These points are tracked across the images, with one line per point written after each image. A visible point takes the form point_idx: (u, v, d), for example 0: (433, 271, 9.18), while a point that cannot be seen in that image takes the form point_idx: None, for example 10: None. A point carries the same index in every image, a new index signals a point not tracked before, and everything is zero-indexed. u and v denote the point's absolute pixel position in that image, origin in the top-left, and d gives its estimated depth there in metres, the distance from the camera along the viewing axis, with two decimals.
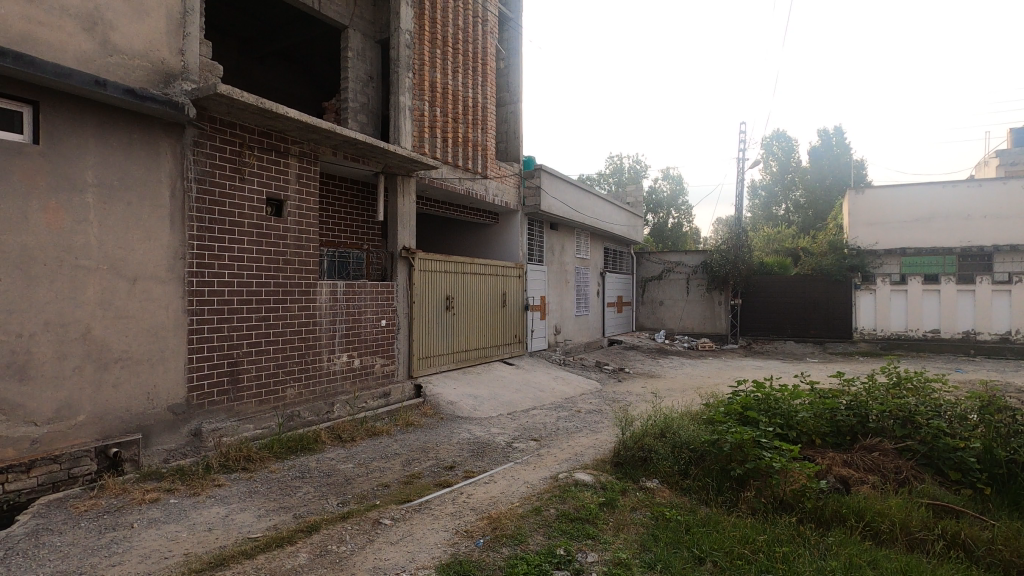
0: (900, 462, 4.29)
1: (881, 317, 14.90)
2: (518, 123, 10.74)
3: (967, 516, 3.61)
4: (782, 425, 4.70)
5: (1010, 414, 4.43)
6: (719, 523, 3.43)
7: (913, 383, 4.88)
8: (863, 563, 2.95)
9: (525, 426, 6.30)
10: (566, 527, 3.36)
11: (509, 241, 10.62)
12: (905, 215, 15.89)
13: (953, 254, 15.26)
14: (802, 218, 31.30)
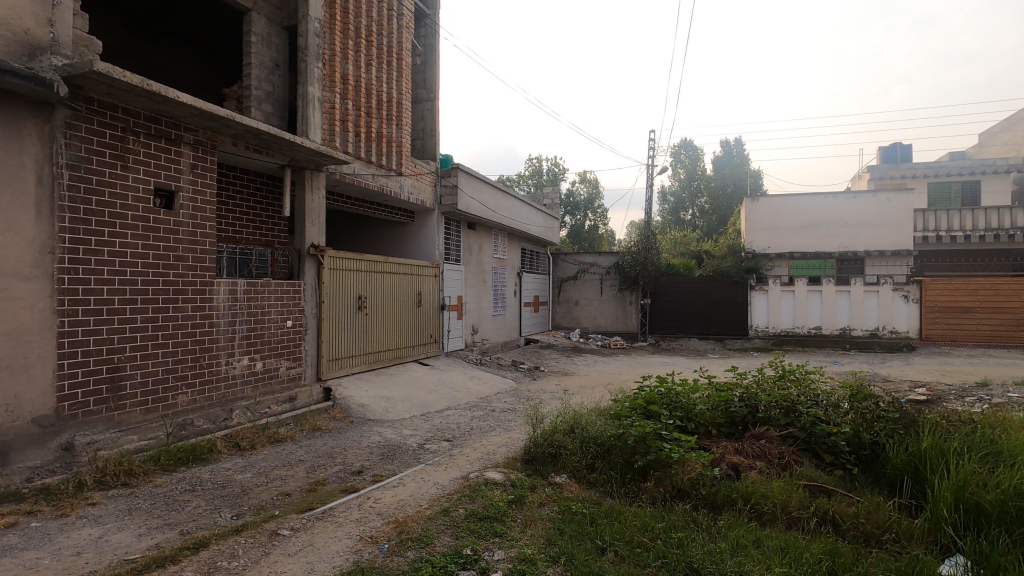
0: (783, 448, 4.67)
1: (774, 316, 16.34)
2: (435, 121, 10.62)
3: (837, 494, 4.00)
4: (682, 417, 5.02)
5: (874, 400, 4.95)
6: (621, 514, 3.57)
7: (796, 375, 5.32)
8: (748, 543, 3.17)
9: (438, 427, 6.23)
10: (474, 527, 3.35)
11: (424, 239, 10.47)
12: (794, 222, 17.31)
13: (833, 258, 16.93)
14: (706, 222, 33.56)
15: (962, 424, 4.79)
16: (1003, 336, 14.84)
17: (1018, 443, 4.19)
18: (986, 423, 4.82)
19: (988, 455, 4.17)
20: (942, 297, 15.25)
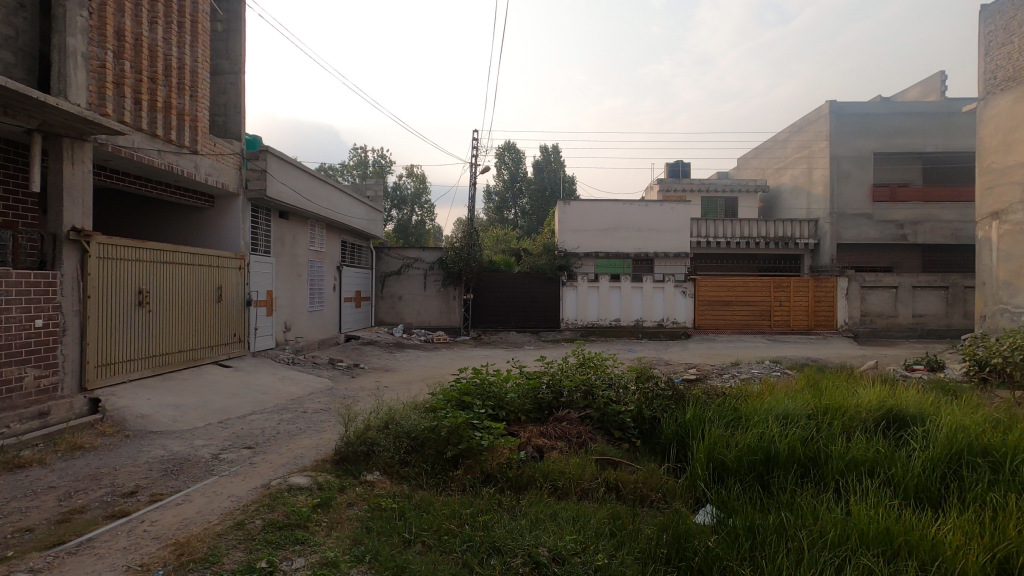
0: (580, 428, 5.17)
1: (582, 309, 18.09)
2: (239, 97, 9.57)
3: (621, 464, 4.54)
4: (494, 406, 5.26)
5: (654, 380, 5.71)
6: (430, 505, 3.61)
7: (594, 361, 5.95)
8: (545, 517, 3.44)
9: (238, 434, 5.66)
10: (272, 537, 3.11)
11: (226, 227, 9.41)
12: (599, 225, 19.28)
13: (629, 258, 19.24)
14: (527, 222, 35.73)
15: (716, 397, 5.78)
16: (751, 325, 18.25)
17: (752, 409, 5.15)
18: (734, 395, 5.89)
19: (732, 420, 5.06)
20: (709, 293, 18.26)
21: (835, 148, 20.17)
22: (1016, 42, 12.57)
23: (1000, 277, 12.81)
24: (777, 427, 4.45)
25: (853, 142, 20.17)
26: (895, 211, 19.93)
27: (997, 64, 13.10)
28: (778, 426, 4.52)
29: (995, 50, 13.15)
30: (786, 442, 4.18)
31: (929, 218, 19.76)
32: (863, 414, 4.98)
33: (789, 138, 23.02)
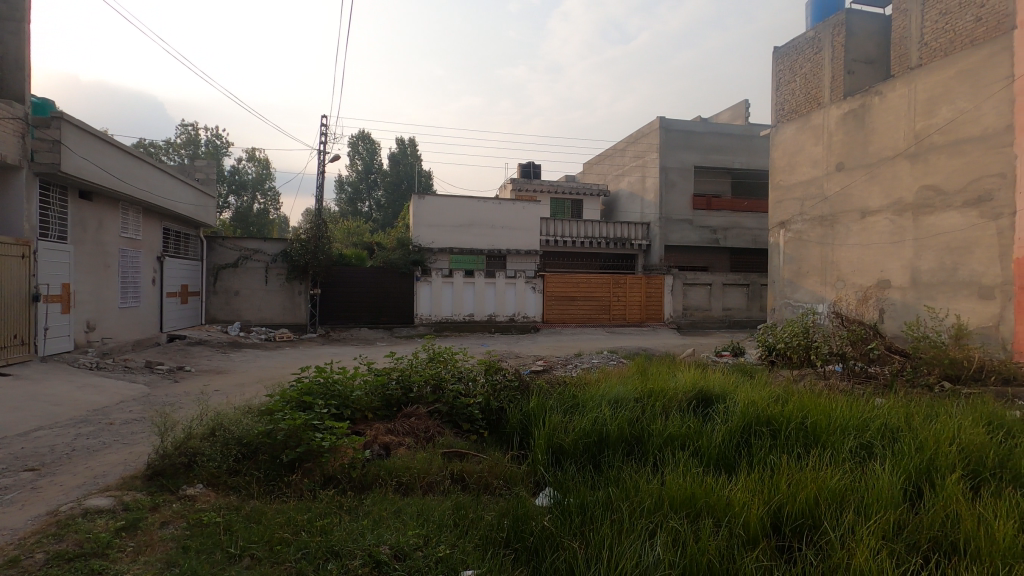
0: (428, 422, 5.15)
1: (436, 305, 18.09)
2: (22, 51, 7.96)
3: (468, 456, 4.61)
4: (338, 404, 5.02)
5: (502, 372, 5.89)
6: (263, 514, 3.35)
7: (443, 356, 5.98)
8: (389, 515, 3.37)
9: (17, 455, 4.72)
10: (57, 572, 2.64)
11: (3, 207, 7.78)
12: (453, 222, 19.40)
13: (483, 255, 19.69)
14: (382, 215, 34.81)
15: (558, 386, 6.15)
16: (593, 318, 19.73)
17: (588, 395, 5.57)
18: (574, 383, 6.30)
19: (571, 406, 5.42)
20: (556, 288, 19.37)
21: (664, 160, 22.51)
22: (798, 81, 15.15)
23: (785, 276, 15.35)
24: (608, 411, 4.87)
25: (678, 155, 22.72)
26: (710, 218, 22.86)
27: (785, 98, 15.68)
28: (609, 410, 4.94)
29: (784, 86, 15.71)
30: (616, 424, 4.59)
31: (736, 225, 23.00)
32: (679, 395, 5.64)
33: (626, 147, 25.22)
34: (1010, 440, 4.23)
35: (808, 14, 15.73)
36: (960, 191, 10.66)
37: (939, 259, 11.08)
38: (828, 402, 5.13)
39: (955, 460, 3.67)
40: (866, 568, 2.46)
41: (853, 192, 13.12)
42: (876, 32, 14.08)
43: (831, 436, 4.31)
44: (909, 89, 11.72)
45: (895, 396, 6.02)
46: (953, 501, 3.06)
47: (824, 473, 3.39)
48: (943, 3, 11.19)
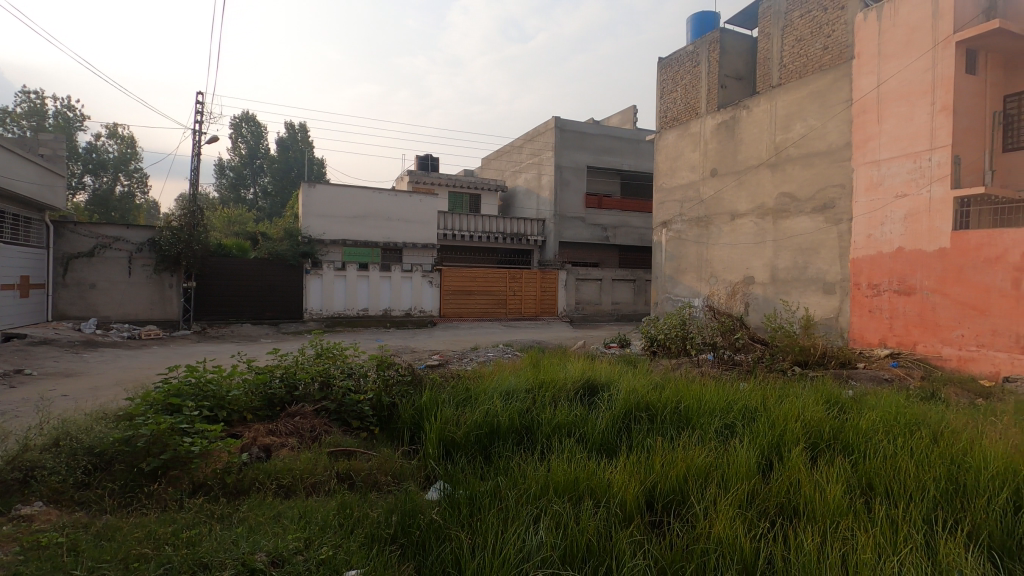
0: (315, 421, 4.92)
1: (327, 299, 17.33)
2: None
3: (356, 454, 4.46)
4: (211, 406, 4.64)
5: (394, 367, 5.77)
6: (119, 530, 3.01)
7: (333, 351, 5.73)
8: (267, 520, 3.18)
9: None
10: None
11: None
12: (346, 213, 18.66)
13: (378, 247, 19.16)
14: (270, 203, 32.69)
15: (451, 380, 6.15)
16: (489, 312, 19.96)
17: (480, 388, 5.62)
18: (468, 377, 6.33)
19: (463, 399, 5.44)
20: (453, 283, 19.34)
21: (559, 159, 23.22)
22: (679, 91, 16.31)
23: (667, 272, 16.50)
24: (500, 403, 4.96)
25: (572, 155, 23.54)
26: (601, 216, 23.98)
27: (667, 106, 16.81)
28: (501, 402, 5.03)
29: (667, 94, 16.83)
30: (506, 415, 4.68)
31: (624, 224, 24.34)
32: (567, 385, 5.87)
33: (523, 145, 25.69)
34: (843, 415, 4.87)
35: (688, 29, 16.96)
36: (810, 198, 12.08)
37: (793, 258, 12.49)
38: (699, 387, 5.59)
39: (799, 434, 4.16)
40: (723, 535, 2.71)
41: (725, 196, 14.39)
42: (745, 51, 15.50)
43: (700, 418, 4.70)
44: (771, 105, 13.06)
45: (755, 381, 6.71)
46: (796, 470, 3.46)
47: (692, 453, 3.69)
48: (798, 30, 12.57)
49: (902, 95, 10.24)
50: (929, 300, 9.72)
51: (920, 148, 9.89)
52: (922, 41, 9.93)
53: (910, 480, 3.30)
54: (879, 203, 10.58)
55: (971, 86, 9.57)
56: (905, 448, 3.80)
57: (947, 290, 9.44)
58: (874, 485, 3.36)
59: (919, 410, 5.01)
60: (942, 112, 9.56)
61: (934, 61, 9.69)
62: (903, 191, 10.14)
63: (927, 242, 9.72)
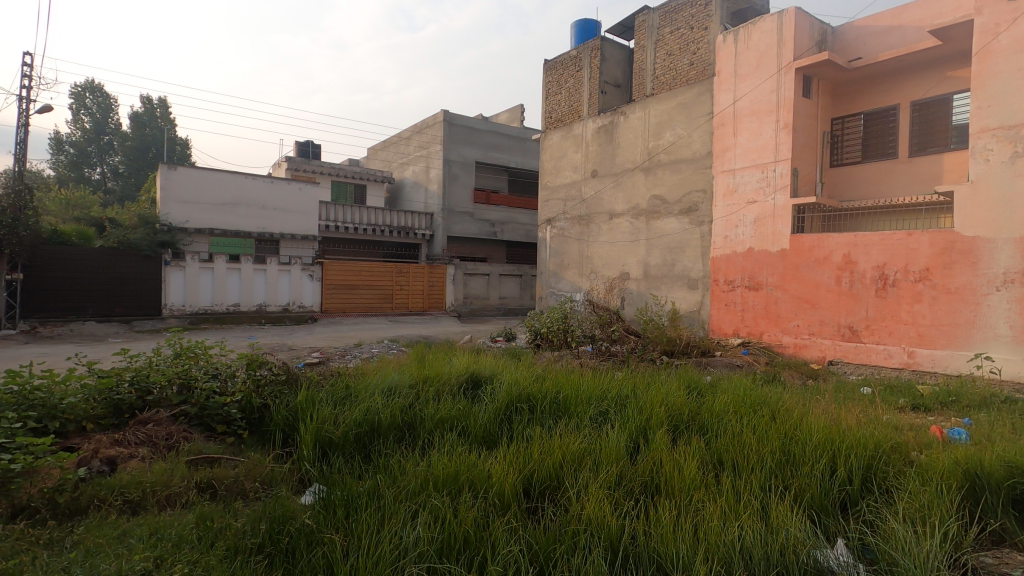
0: (171, 428, 4.46)
1: (191, 293, 15.87)
2: None
3: (221, 461, 4.11)
4: (40, 417, 4.03)
5: (266, 367, 5.39)
6: None
7: (195, 351, 5.22)
8: (111, 541, 2.83)
9: None
10: None
11: None
12: (213, 199, 17.04)
13: (252, 238, 17.58)
14: (122, 185, 28.98)
15: (331, 378, 5.89)
16: (374, 308, 19.39)
17: (361, 385, 5.45)
18: (349, 375, 6.09)
19: (342, 397, 5.23)
20: (335, 277, 18.52)
21: (448, 153, 23.07)
22: (563, 93, 16.92)
23: (550, 268, 17.11)
24: (381, 400, 4.84)
25: (460, 150, 23.50)
26: (489, 212, 24.22)
27: (552, 107, 17.38)
28: (383, 399, 4.91)
29: (552, 96, 17.39)
30: (388, 412, 4.59)
31: (511, 220, 24.81)
32: (452, 379, 5.88)
33: (411, 136, 25.18)
34: (702, 400, 5.36)
35: (572, 34, 17.65)
36: (677, 201, 13.15)
37: (663, 256, 13.52)
38: (578, 378, 5.86)
39: (663, 418, 4.53)
40: (593, 515, 2.88)
41: (604, 196, 15.21)
42: (623, 60, 16.44)
43: (576, 407, 4.94)
44: (645, 113, 14.00)
45: (629, 371, 7.16)
46: (659, 451, 3.76)
47: (568, 440, 3.86)
48: (669, 45, 13.58)
49: (753, 112, 11.47)
50: (772, 295, 11.03)
51: (767, 160, 11.16)
52: (769, 65, 11.19)
53: (752, 454, 3.73)
54: (734, 208, 11.79)
55: (806, 108, 10.98)
56: (749, 426, 4.28)
57: (786, 286, 10.78)
58: (723, 460, 3.76)
59: (763, 392, 5.66)
60: (784, 130, 10.86)
61: (779, 84, 10.97)
62: (753, 198, 11.39)
63: (771, 244, 11.02)
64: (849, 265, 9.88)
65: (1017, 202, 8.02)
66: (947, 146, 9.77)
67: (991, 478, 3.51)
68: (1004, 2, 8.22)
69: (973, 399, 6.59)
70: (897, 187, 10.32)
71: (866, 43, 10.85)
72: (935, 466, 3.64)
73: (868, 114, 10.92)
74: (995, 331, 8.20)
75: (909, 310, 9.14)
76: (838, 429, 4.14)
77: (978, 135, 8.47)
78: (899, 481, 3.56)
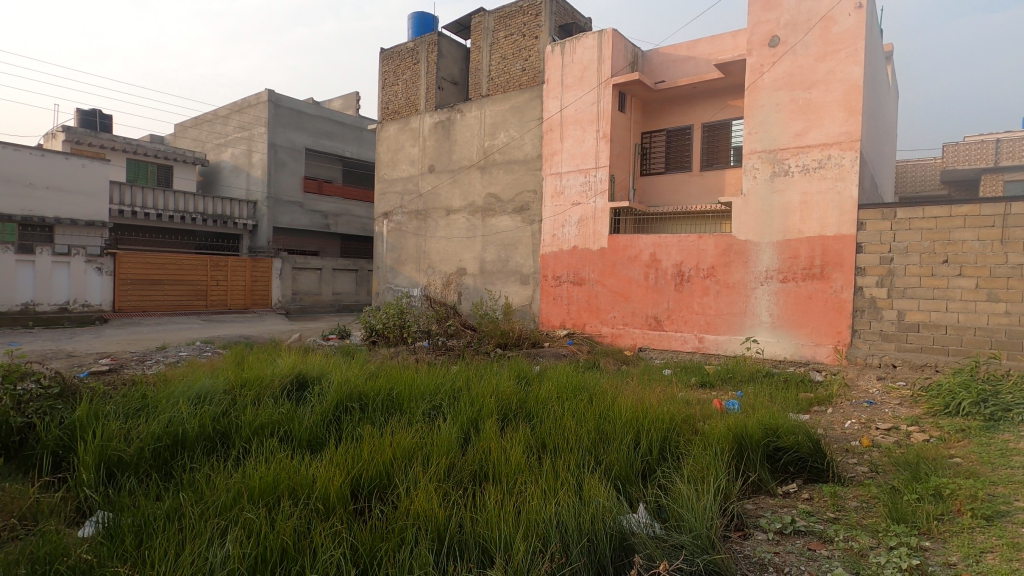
0: None
1: None
2: None
3: None
4: None
5: (32, 379, 4.46)
6: None
7: None
8: None
9: None
10: None
11: None
12: None
13: (13, 222, 14.03)
14: None
15: (123, 388, 5.08)
16: (184, 305, 17.13)
17: (162, 394, 4.77)
18: (146, 382, 5.30)
19: (137, 409, 4.53)
20: (132, 271, 16.08)
21: (273, 137, 21.20)
22: (400, 85, 16.61)
23: (387, 262, 16.72)
24: (187, 410, 4.31)
25: (288, 134, 21.76)
26: (321, 203, 22.86)
27: (388, 98, 16.97)
28: (189, 408, 4.37)
29: (388, 86, 16.98)
30: (196, 422, 4.10)
31: (346, 212, 23.72)
32: (274, 381, 5.42)
33: (228, 115, 22.68)
34: (530, 388, 5.68)
35: (410, 26, 17.39)
36: (510, 200, 13.73)
37: (497, 252, 14.02)
38: (412, 374, 5.82)
39: (493, 408, 4.70)
40: (421, 509, 2.89)
41: (441, 192, 15.29)
42: (460, 58, 16.61)
43: (410, 403, 4.90)
44: (480, 112, 14.35)
45: (463, 364, 7.31)
46: (488, 441, 3.89)
47: (398, 437, 3.82)
48: (503, 49, 14.07)
49: (577, 121, 12.43)
50: (594, 289, 12.09)
51: (588, 166, 12.17)
52: (591, 79, 12.20)
53: (571, 436, 4.05)
54: (561, 208, 12.66)
55: (621, 121, 12.20)
56: (570, 410, 4.66)
57: (605, 281, 11.90)
58: (546, 444, 4.02)
59: (583, 379, 6.17)
60: (603, 139, 11.93)
61: (599, 97, 12.02)
62: (577, 200, 12.35)
63: (593, 243, 12.07)
64: (655, 263, 11.23)
65: (774, 213, 9.84)
66: (727, 163, 11.62)
67: (753, 439, 4.27)
68: (767, 47, 9.99)
69: (743, 374, 7.97)
70: (691, 196, 11.99)
71: (668, 68, 12.39)
72: (714, 433, 4.32)
73: (670, 131, 12.50)
74: (760, 318, 9.98)
75: (700, 302, 10.69)
76: (644, 408, 4.69)
77: (748, 156, 10.18)
78: (686, 448, 4.16)
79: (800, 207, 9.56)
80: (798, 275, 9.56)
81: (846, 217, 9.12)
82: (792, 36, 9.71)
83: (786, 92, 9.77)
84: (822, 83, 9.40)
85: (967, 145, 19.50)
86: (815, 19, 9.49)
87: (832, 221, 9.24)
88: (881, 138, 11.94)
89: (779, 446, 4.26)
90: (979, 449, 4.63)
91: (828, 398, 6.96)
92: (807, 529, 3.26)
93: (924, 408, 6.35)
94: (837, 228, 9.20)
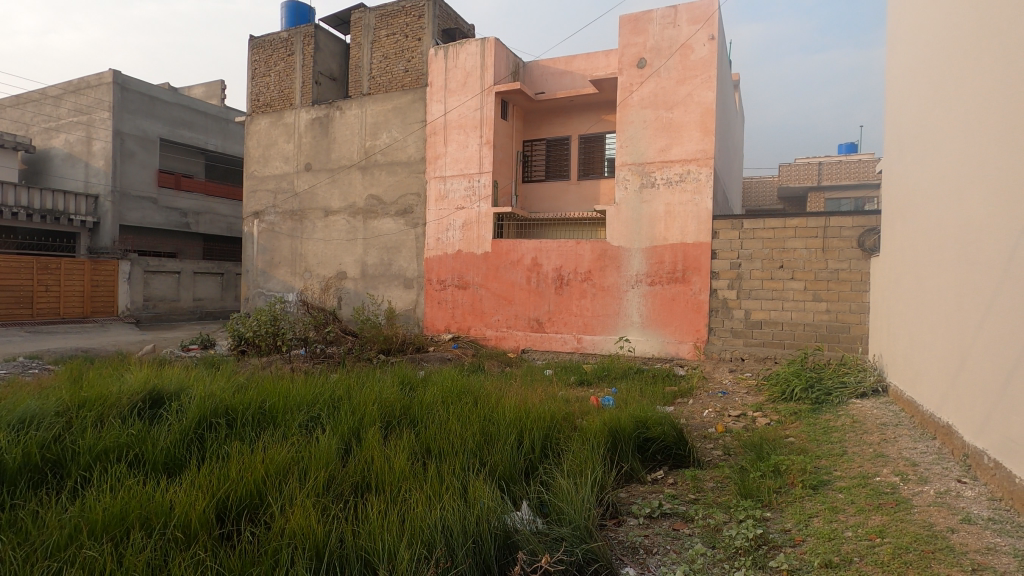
0: None
1: None
2: None
3: None
4: None
5: None
6: None
7: None
8: None
9: None
10: None
11: None
12: None
13: None
14: None
15: None
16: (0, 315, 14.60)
17: None
18: None
19: None
20: None
21: (118, 123, 18.78)
22: (272, 76, 15.58)
23: (258, 266, 15.57)
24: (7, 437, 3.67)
25: (137, 121, 19.39)
26: (179, 200, 20.69)
27: (259, 89, 15.83)
28: (9, 434, 3.73)
29: (258, 76, 15.85)
30: (19, 451, 3.51)
31: (209, 210, 21.67)
32: (121, 399, 4.79)
33: (61, 95, 19.71)
34: (413, 393, 5.59)
35: (283, 15, 16.38)
36: (393, 202, 13.44)
37: (379, 255, 13.64)
38: (286, 384, 5.46)
39: (376, 416, 4.56)
40: (297, 526, 2.73)
41: (318, 192, 14.55)
42: (338, 53, 15.95)
43: (284, 416, 4.60)
44: (361, 111, 13.91)
45: (343, 371, 7.03)
46: (370, 450, 3.78)
47: (272, 452, 3.57)
48: (385, 48, 13.76)
49: (460, 126, 12.51)
50: (478, 293, 12.22)
51: (472, 170, 12.30)
52: (474, 85, 12.34)
53: (456, 439, 4.06)
54: (445, 212, 12.65)
55: (503, 129, 12.48)
56: (454, 414, 4.67)
57: (489, 285, 12.08)
58: (431, 449, 3.99)
59: (467, 382, 6.22)
60: (485, 145, 12.13)
61: (481, 103, 12.20)
62: (461, 204, 12.42)
63: (476, 247, 12.21)
64: (536, 267, 11.61)
65: (643, 222, 10.64)
66: (601, 174, 12.37)
67: (625, 432, 4.59)
68: (635, 68, 10.79)
69: (616, 371, 8.52)
70: (569, 203, 12.58)
71: (547, 80, 12.90)
72: (591, 429, 4.57)
73: (549, 140, 13.02)
74: (631, 319, 10.72)
75: (578, 304, 11.24)
76: (526, 408, 4.85)
77: (620, 168, 10.91)
78: (566, 444, 4.35)
79: (664, 216, 10.44)
80: (663, 278, 10.42)
81: (702, 226, 10.12)
82: (657, 60, 10.59)
83: (652, 111, 10.63)
84: (682, 105, 10.36)
85: (798, 167, 22.52)
86: (675, 46, 10.43)
87: (691, 230, 10.21)
88: (731, 156, 13.46)
89: (648, 436, 4.61)
90: (808, 429, 5.38)
91: (689, 391, 7.65)
92: (672, 511, 3.56)
93: (766, 395, 7.24)
94: (695, 236, 10.18)
